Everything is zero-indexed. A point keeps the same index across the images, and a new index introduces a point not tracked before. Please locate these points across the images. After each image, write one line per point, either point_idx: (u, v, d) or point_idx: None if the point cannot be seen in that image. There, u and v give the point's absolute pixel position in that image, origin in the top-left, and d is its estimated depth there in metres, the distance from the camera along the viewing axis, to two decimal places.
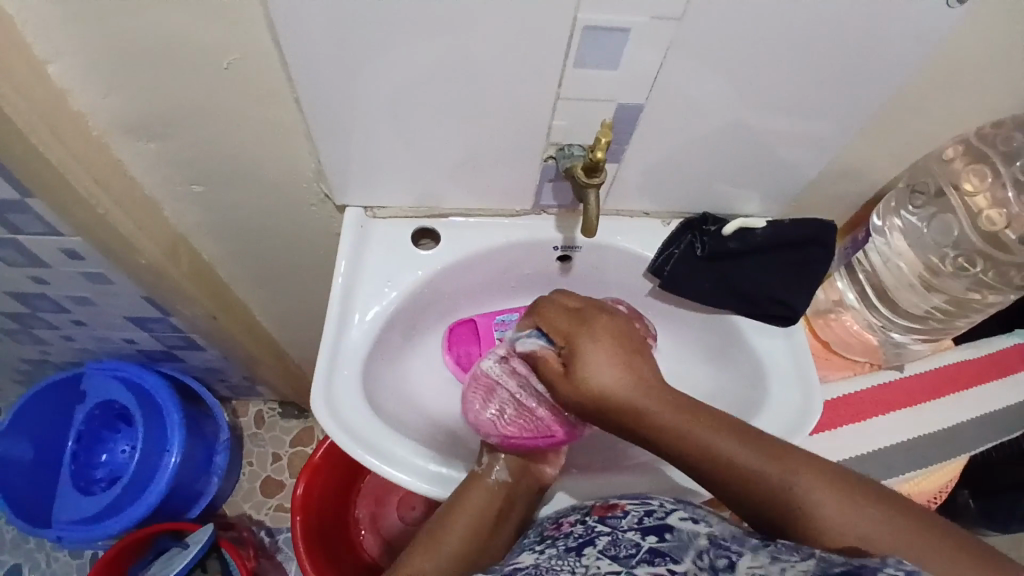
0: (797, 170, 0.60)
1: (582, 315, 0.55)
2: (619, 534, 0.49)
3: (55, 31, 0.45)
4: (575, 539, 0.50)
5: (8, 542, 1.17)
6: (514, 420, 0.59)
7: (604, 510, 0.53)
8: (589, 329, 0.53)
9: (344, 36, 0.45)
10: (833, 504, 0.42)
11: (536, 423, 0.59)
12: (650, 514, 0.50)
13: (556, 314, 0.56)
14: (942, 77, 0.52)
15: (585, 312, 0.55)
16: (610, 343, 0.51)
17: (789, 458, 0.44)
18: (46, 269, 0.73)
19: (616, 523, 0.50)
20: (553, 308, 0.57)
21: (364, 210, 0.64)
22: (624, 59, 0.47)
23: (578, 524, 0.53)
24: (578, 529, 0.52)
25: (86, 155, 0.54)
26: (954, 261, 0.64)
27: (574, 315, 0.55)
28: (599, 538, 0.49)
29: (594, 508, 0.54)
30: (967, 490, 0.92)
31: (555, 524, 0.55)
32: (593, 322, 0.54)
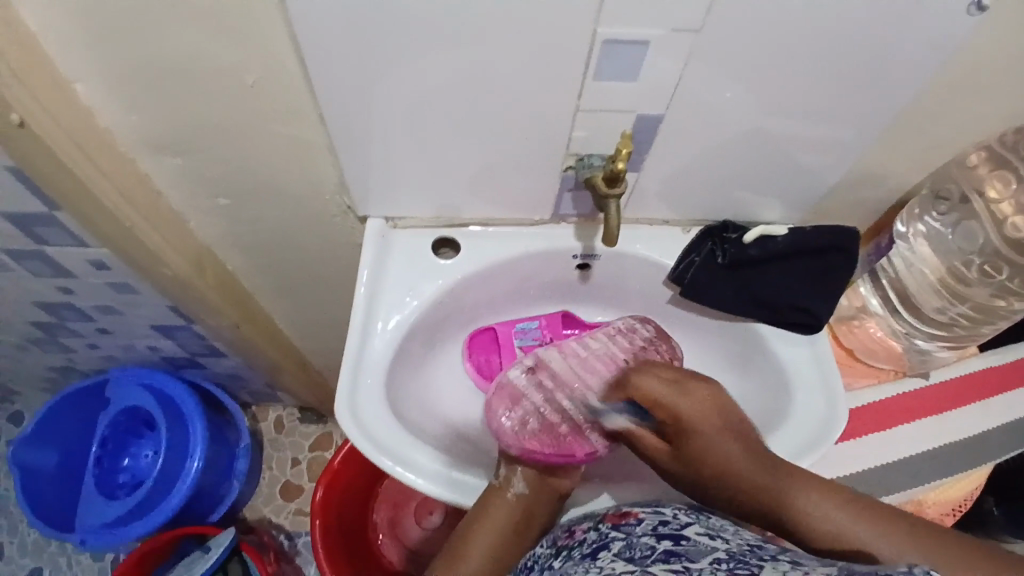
0: (817, 177, 0.60)
1: (683, 385, 0.55)
2: (633, 538, 0.49)
3: (84, 51, 0.46)
4: (590, 545, 0.50)
5: (34, 546, 1.20)
6: (535, 431, 0.60)
7: (617, 517, 0.53)
8: (689, 400, 0.53)
9: (367, 52, 0.45)
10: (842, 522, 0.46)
11: (557, 437, 0.60)
12: (665, 523, 0.50)
13: (652, 381, 0.56)
14: (966, 83, 0.52)
15: (681, 380, 0.55)
16: (717, 422, 0.52)
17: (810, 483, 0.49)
18: (73, 280, 0.75)
19: (630, 529, 0.50)
20: (645, 375, 0.57)
21: (385, 220, 0.64)
22: (643, 70, 0.47)
23: (591, 530, 0.53)
24: (592, 536, 0.52)
25: (112, 170, 0.55)
26: (979, 267, 0.64)
27: (672, 383, 0.55)
28: (614, 543, 0.49)
29: (607, 516, 0.54)
30: (993, 498, 0.91)
31: (568, 532, 0.55)
32: (694, 392, 0.54)
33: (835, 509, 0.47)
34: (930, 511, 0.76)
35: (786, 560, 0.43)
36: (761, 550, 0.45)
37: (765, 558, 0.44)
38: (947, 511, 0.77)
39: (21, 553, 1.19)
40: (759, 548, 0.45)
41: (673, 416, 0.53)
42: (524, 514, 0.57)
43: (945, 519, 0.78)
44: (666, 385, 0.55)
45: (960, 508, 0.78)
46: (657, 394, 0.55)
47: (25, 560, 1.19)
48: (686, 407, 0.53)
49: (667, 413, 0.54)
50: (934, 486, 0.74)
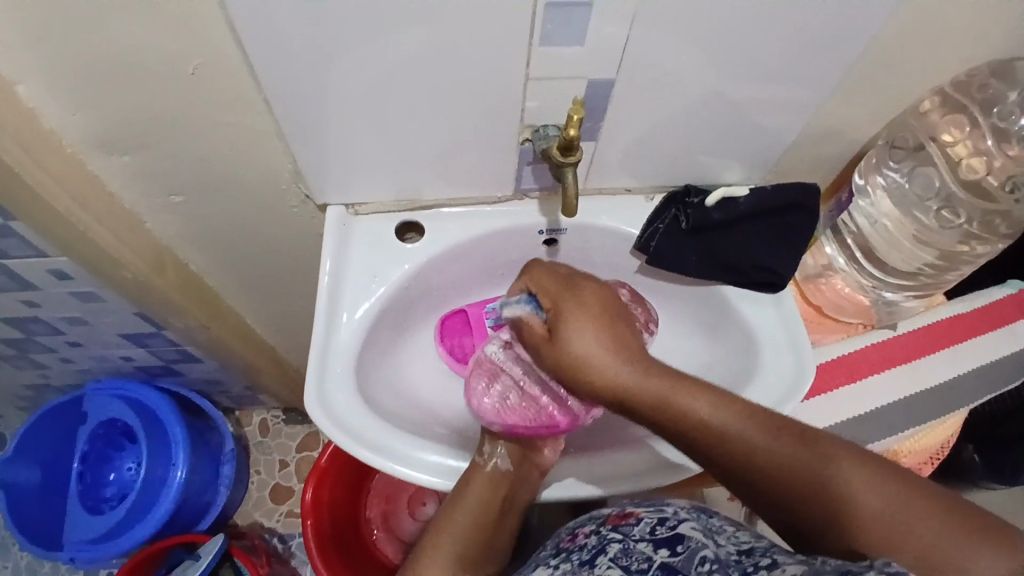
0: (775, 136, 0.60)
1: (571, 280, 0.53)
2: (631, 543, 0.48)
3: (18, 51, 0.45)
4: (589, 551, 0.50)
5: (23, 568, 1.18)
6: (516, 406, 0.59)
7: (619, 519, 0.52)
8: (575, 293, 0.51)
9: (308, 35, 0.45)
10: (875, 496, 0.39)
11: (539, 410, 0.59)
12: (663, 523, 0.49)
13: (546, 278, 0.54)
14: (912, 32, 0.52)
15: (575, 279, 0.53)
16: (597, 313, 0.49)
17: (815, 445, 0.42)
18: (36, 293, 0.73)
19: (628, 531, 0.50)
20: (542, 272, 0.55)
21: (346, 208, 0.64)
22: (588, 35, 0.46)
23: (592, 534, 0.52)
24: (592, 541, 0.51)
25: (61, 174, 0.54)
26: (937, 212, 0.65)
27: (563, 278, 0.53)
28: (611, 546, 0.49)
29: (610, 517, 0.53)
30: (972, 445, 0.92)
31: (571, 535, 0.55)
32: (580, 287, 0.51)
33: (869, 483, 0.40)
34: (907, 459, 0.77)
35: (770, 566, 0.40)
36: (749, 553, 0.44)
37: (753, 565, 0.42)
38: (924, 460, 0.79)
39: None
40: (749, 549, 0.44)
41: (555, 308, 0.50)
42: (505, 491, 0.58)
43: (922, 468, 0.79)
44: (557, 281, 0.53)
45: (937, 456, 0.79)
46: (549, 288, 0.52)
47: None
48: (571, 301, 0.50)
49: (553, 307, 0.51)
50: (910, 435, 0.75)
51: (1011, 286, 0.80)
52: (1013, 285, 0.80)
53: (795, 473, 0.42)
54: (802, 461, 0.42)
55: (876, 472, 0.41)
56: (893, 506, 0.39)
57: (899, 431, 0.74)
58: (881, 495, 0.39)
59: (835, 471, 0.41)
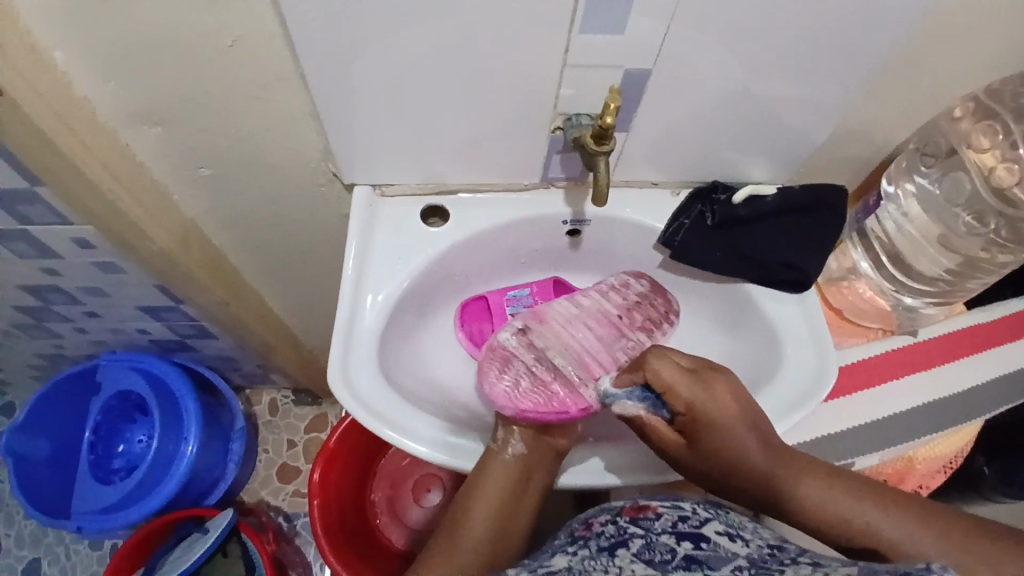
0: (806, 135, 0.59)
1: (700, 376, 0.51)
2: (653, 537, 0.48)
3: (58, 18, 0.45)
4: (608, 539, 0.50)
5: (30, 535, 1.19)
6: (529, 391, 0.59)
7: (635, 511, 0.53)
8: (706, 391, 0.50)
9: (348, 13, 0.45)
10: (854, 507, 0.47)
11: (550, 396, 0.59)
12: (684, 520, 0.50)
13: (669, 369, 0.51)
14: (951, 36, 0.52)
15: (701, 373, 0.51)
16: (736, 409, 0.50)
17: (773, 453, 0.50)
18: (58, 261, 0.74)
19: (649, 525, 0.50)
20: (659, 358, 0.52)
21: (373, 189, 0.64)
22: (628, 24, 0.46)
23: (609, 524, 0.53)
24: (610, 530, 0.52)
25: (93, 144, 0.54)
26: (965, 220, 0.64)
27: (689, 372, 0.51)
28: (633, 540, 0.49)
29: (625, 509, 0.54)
30: (984, 456, 0.92)
31: (586, 524, 0.55)
32: (713, 384, 0.51)
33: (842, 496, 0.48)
34: (920, 468, 0.77)
35: (806, 562, 0.42)
36: (779, 551, 0.46)
37: (784, 562, 0.43)
38: (937, 468, 0.78)
39: (17, 543, 1.19)
40: (778, 551, 0.46)
41: (690, 410, 0.50)
42: (521, 475, 0.57)
43: (937, 476, 0.78)
44: (686, 375, 0.51)
45: (951, 465, 0.78)
46: (677, 385, 0.50)
47: (21, 551, 1.18)
48: (706, 399, 0.50)
49: (688, 410, 0.50)
50: (925, 442, 0.75)
51: None
52: None
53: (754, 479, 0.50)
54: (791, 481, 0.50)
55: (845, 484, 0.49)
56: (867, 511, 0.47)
57: (917, 437, 0.73)
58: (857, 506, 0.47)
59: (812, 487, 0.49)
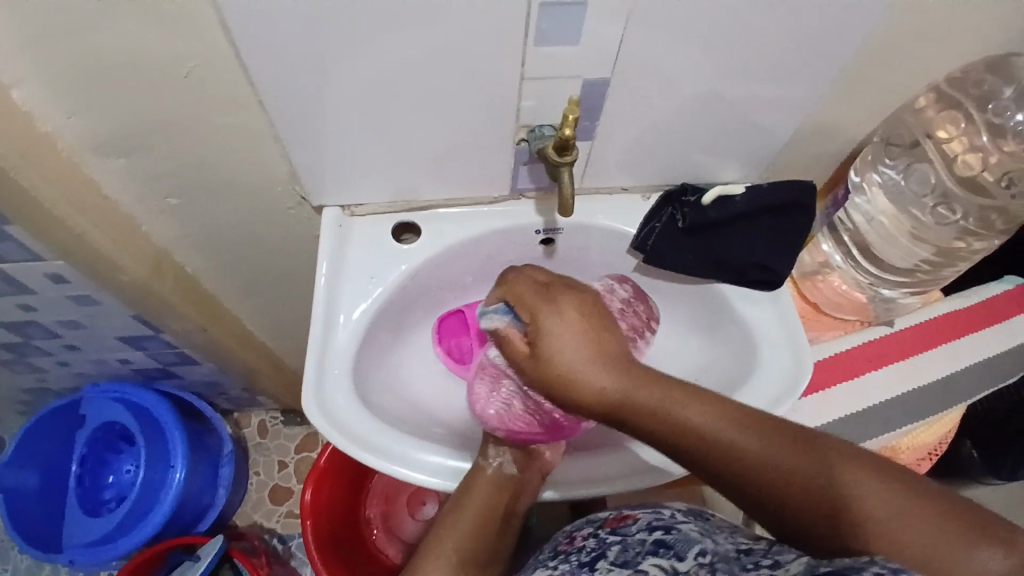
0: (773, 134, 0.60)
1: (548, 290, 0.53)
2: (628, 540, 0.49)
3: (10, 55, 0.45)
4: (588, 553, 0.50)
5: (21, 572, 1.18)
6: (521, 413, 0.58)
7: (616, 522, 0.53)
8: (553, 303, 0.51)
9: (303, 36, 0.44)
10: (871, 495, 0.39)
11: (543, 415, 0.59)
12: (659, 517, 0.51)
13: (525, 288, 0.54)
14: (906, 31, 0.52)
15: (550, 286, 0.54)
16: (575, 315, 0.50)
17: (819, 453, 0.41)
18: (32, 297, 0.73)
19: (626, 531, 0.51)
20: (521, 277, 0.55)
21: (342, 209, 0.64)
22: (584, 34, 0.46)
23: (590, 537, 0.53)
24: (591, 543, 0.52)
25: (58, 178, 0.54)
26: (933, 210, 0.65)
27: (541, 287, 0.53)
28: (610, 549, 0.49)
29: (607, 521, 0.54)
30: (970, 441, 0.92)
31: (569, 538, 0.55)
32: (562, 299, 0.52)
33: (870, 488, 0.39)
34: (906, 457, 0.77)
35: (767, 563, 0.41)
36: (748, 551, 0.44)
37: (749, 556, 0.43)
38: (923, 456, 0.79)
39: None
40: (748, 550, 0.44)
41: (533, 321, 0.51)
42: (509, 493, 0.58)
43: (922, 463, 0.79)
44: (534, 288, 0.53)
45: (934, 452, 0.79)
46: (527, 297, 0.53)
47: None
48: (549, 309, 0.51)
49: (530, 316, 0.51)
50: (909, 432, 0.76)
51: (1008, 282, 0.80)
52: (1008, 281, 0.80)
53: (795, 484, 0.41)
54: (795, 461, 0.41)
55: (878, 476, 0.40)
56: (887, 503, 0.38)
57: (898, 427, 0.74)
58: (877, 495, 0.39)
59: (836, 477, 0.40)
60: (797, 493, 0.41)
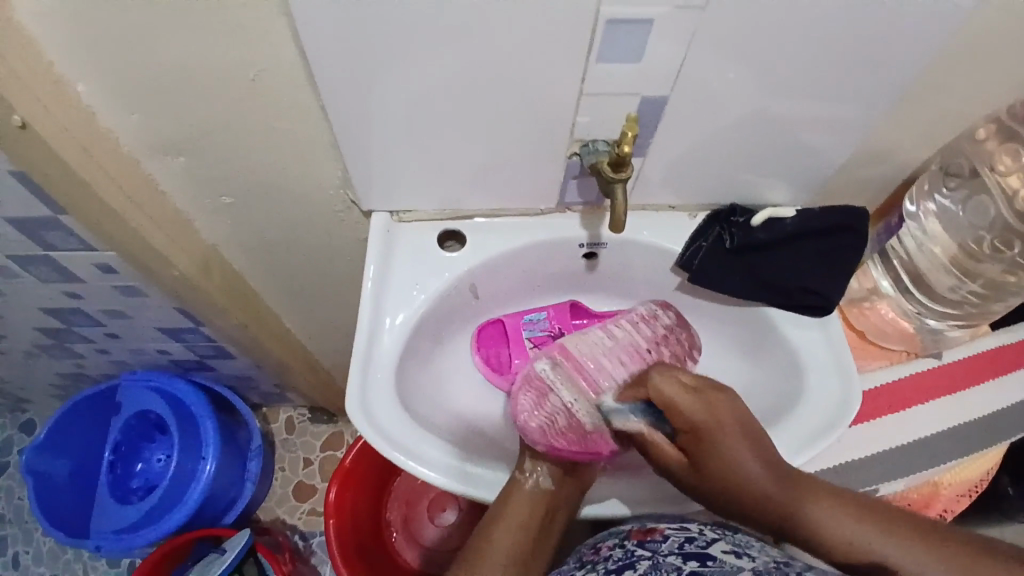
0: (827, 157, 0.59)
1: (698, 392, 0.51)
2: (659, 558, 0.50)
3: (82, 52, 0.46)
4: (616, 562, 0.51)
5: (47, 553, 1.20)
6: (564, 430, 0.58)
7: (642, 535, 0.55)
8: (713, 414, 0.50)
9: (369, 46, 0.45)
10: (862, 528, 0.45)
11: (586, 436, 0.58)
12: (691, 541, 0.52)
13: (673, 390, 0.52)
14: (971, 60, 0.51)
15: (702, 391, 0.52)
16: (741, 432, 0.49)
17: (804, 487, 0.48)
18: (80, 284, 0.75)
19: (656, 547, 0.51)
20: (663, 376, 0.54)
21: (390, 214, 0.64)
22: (644, 51, 0.46)
23: (617, 548, 0.54)
24: (618, 553, 0.53)
25: (116, 172, 0.55)
26: (990, 243, 0.63)
27: (693, 391, 0.51)
28: (640, 562, 0.50)
29: (632, 533, 0.56)
30: (1008, 478, 0.89)
31: (594, 549, 0.56)
32: (717, 404, 0.50)
33: (838, 512, 0.47)
34: (946, 492, 0.76)
35: None
36: (785, 565, 0.46)
37: (790, 574, 0.43)
38: (962, 492, 0.77)
39: (34, 561, 1.20)
40: (784, 565, 0.46)
41: (695, 431, 0.50)
42: (546, 508, 0.57)
43: (961, 501, 0.78)
44: (686, 392, 0.51)
45: (975, 489, 0.77)
46: (681, 403, 0.51)
47: (38, 569, 1.19)
48: (708, 417, 0.49)
49: (693, 430, 0.50)
50: (951, 468, 0.74)
51: None
52: None
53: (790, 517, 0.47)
54: (799, 500, 0.47)
55: (855, 508, 0.47)
56: (859, 526, 0.45)
57: (941, 462, 0.72)
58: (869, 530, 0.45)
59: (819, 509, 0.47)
60: (793, 529, 0.48)
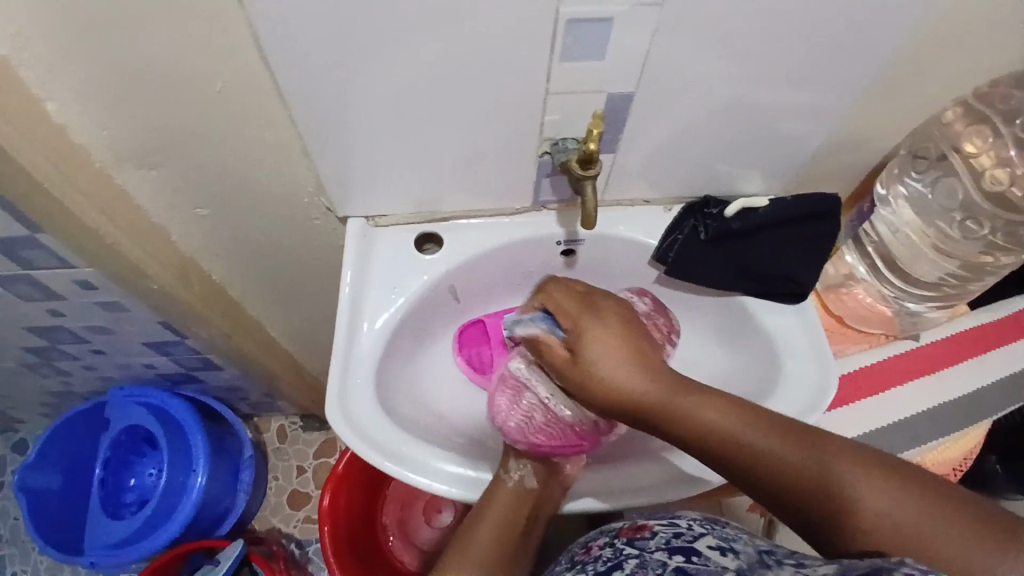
0: (797, 146, 0.60)
1: (589, 298, 0.54)
2: (647, 555, 0.49)
3: (49, 69, 0.46)
4: (605, 563, 0.50)
5: (43, 573, 1.20)
6: (542, 426, 0.58)
7: (632, 532, 0.53)
8: (595, 312, 0.53)
9: (336, 53, 0.45)
10: (878, 491, 0.39)
11: (563, 429, 0.59)
12: (678, 536, 0.50)
13: (565, 297, 0.55)
14: (934, 45, 0.52)
15: (592, 297, 0.55)
16: (619, 330, 0.51)
17: (818, 445, 0.42)
18: (63, 301, 0.74)
19: (644, 545, 0.50)
20: (557, 286, 0.57)
21: (366, 219, 0.64)
22: (610, 48, 0.47)
23: (606, 547, 0.53)
24: (607, 553, 0.52)
25: (91, 188, 0.55)
26: (961, 223, 0.64)
27: (583, 298, 0.54)
28: (627, 561, 0.49)
29: (622, 530, 0.55)
30: (994, 456, 0.90)
31: (585, 549, 0.55)
32: (601, 306, 0.53)
33: (862, 481, 0.40)
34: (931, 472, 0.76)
35: (792, 567, 0.41)
36: (771, 557, 0.45)
37: (772, 567, 0.42)
38: (946, 471, 0.78)
39: None
40: (769, 557, 0.45)
41: (576, 328, 0.52)
42: (530, 505, 0.59)
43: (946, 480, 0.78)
44: (574, 299, 0.54)
45: (959, 467, 0.78)
46: (566, 306, 0.54)
47: None
48: (591, 320, 0.52)
49: (574, 326, 0.53)
50: (932, 447, 0.74)
51: None
52: None
53: (795, 475, 0.42)
54: (806, 455, 0.42)
55: (876, 469, 0.40)
56: (892, 501, 0.39)
57: (925, 442, 0.73)
58: (886, 494, 0.39)
59: (838, 470, 0.41)
60: (804, 488, 0.42)
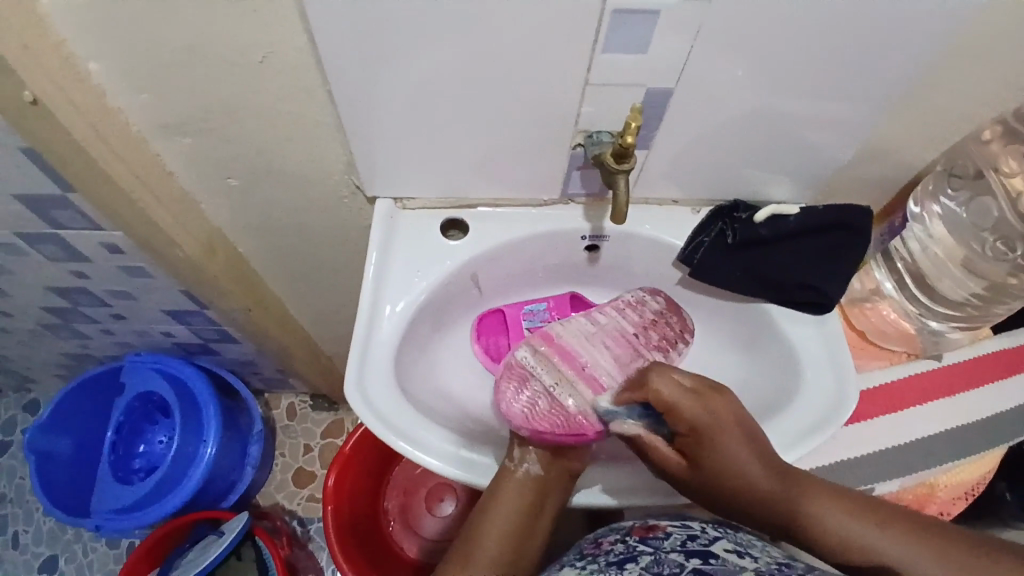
0: (831, 156, 0.59)
1: (703, 399, 0.51)
2: (662, 553, 0.50)
3: (92, 30, 0.46)
4: (617, 556, 0.51)
5: (47, 532, 1.21)
6: (546, 412, 0.58)
7: (644, 532, 0.55)
8: (715, 418, 0.50)
9: (375, 32, 0.45)
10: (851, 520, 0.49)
11: (568, 418, 0.57)
12: (693, 539, 0.52)
13: (672, 390, 0.51)
14: (980, 62, 0.51)
15: (703, 394, 0.51)
16: (739, 435, 0.50)
17: (802, 483, 0.51)
18: (87, 264, 0.75)
19: (659, 544, 0.51)
20: (660, 376, 0.52)
21: (394, 201, 0.64)
22: (651, 43, 0.46)
23: (618, 543, 0.54)
24: (619, 548, 0.53)
25: (124, 152, 0.55)
26: (991, 244, 0.63)
27: (693, 392, 0.51)
28: (642, 556, 0.50)
29: (634, 530, 0.56)
30: (1006, 484, 0.89)
31: (595, 543, 0.56)
32: (717, 407, 0.50)
33: (839, 513, 0.49)
34: (941, 494, 0.74)
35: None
36: (786, 566, 0.47)
37: (792, 573, 0.45)
38: (958, 495, 0.74)
39: (35, 540, 1.21)
40: (786, 565, 0.47)
41: (695, 434, 0.50)
42: (535, 493, 0.58)
43: (957, 504, 0.75)
44: (687, 394, 0.51)
45: (972, 493, 0.75)
46: (681, 406, 0.51)
47: (39, 548, 1.20)
48: (711, 424, 0.50)
49: (691, 428, 0.50)
50: (946, 468, 0.73)
51: None
52: None
53: (788, 511, 0.50)
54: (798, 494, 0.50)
55: (851, 505, 0.50)
56: (865, 528, 0.48)
57: (938, 463, 0.72)
58: (856, 522, 0.49)
59: (813, 504, 0.50)
60: (790, 521, 0.50)
